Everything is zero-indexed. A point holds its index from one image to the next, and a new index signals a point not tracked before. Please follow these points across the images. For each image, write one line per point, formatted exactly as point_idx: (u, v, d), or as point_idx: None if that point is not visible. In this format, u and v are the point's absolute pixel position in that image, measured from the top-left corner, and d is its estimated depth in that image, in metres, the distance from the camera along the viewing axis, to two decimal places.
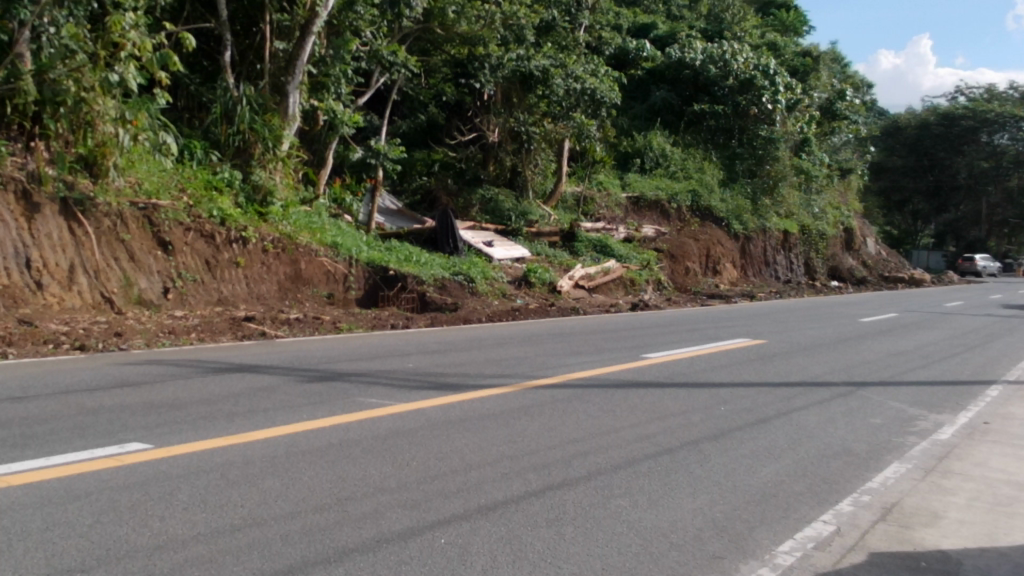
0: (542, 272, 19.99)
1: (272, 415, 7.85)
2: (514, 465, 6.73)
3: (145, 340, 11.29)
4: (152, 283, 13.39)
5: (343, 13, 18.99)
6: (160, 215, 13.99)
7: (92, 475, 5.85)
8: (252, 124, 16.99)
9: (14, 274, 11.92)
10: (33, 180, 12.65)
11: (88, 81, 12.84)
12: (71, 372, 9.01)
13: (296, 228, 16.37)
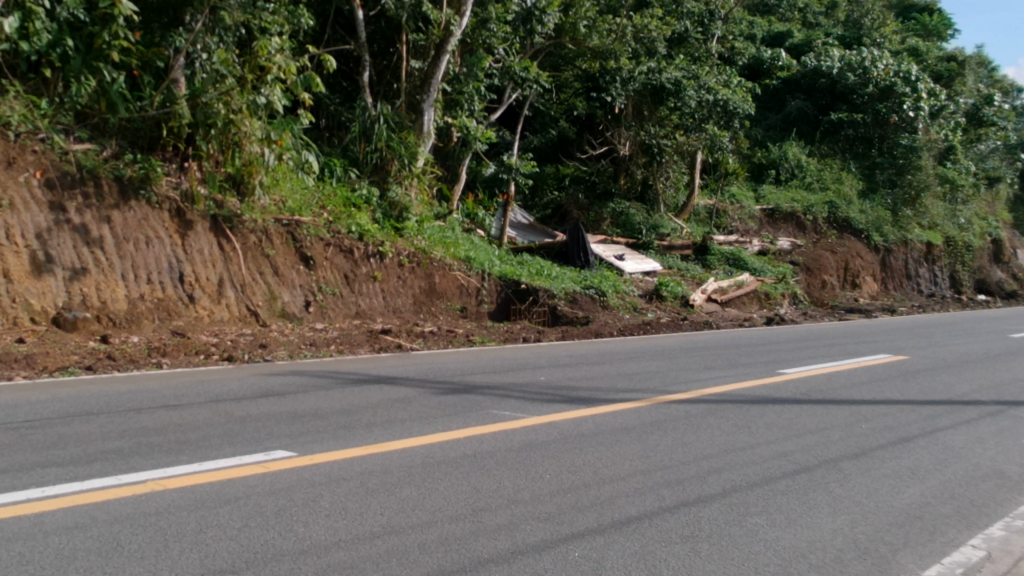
0: (674, 287, 19.81)
1: (409, 426, 8.04)
2: (648, 481, 6.69)
3: (289, 351, 11.73)
4: (295, 297, 13.88)
5: (476, 31, 19.30)
6: (302, 230, 14.53)
7: (241, 480, 6.12)
8: (389, 142, 17.44)
9: (169, 288, 12.57)
10: (186, 199, 13.34)
11: (236, 104, 13.08)
12: (221, 382, 9.44)
13: (431, 242, 16.70)
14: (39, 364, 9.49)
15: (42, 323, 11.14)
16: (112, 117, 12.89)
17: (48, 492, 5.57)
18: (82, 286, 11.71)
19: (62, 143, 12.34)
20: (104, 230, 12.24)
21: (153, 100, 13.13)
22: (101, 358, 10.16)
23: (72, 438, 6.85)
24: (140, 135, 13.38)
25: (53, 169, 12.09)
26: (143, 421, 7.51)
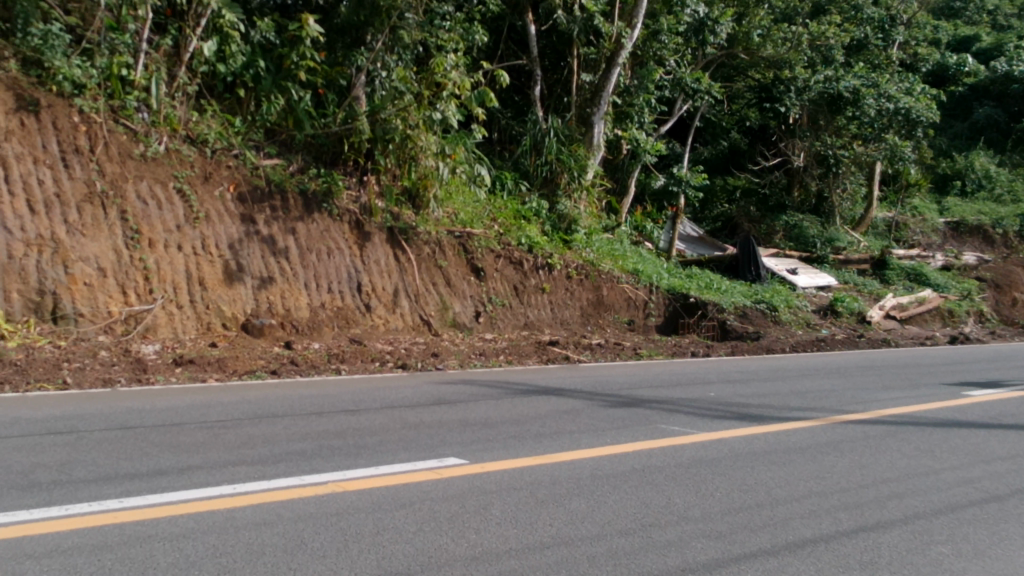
0: (850, 303, 19.11)
1: (578, 438, 8.06)
2: (823, 503, 6.47)
3: (459, 360, 12.00)
4: (466, 307, 14.18)
5: (647, 43, 19.24)
6: (474, 242, 14.83)
7: (416, 485, 6.28)
8: (559, 154, 17.66)
9: (347, 297, 13.05)
10: (365, 212, 13.88)
11: (414, 120, 13.52)
12: (396, 389, 9.74)
13: (599, 255, 16.72)
14: (230, 367, 10.03)
15: (232, 328, 11.79)
16: (298, 133, 13.58)
17: (239, 490, 5.88)
18: (269, 294, 12.29)
19: (252, 159, 13.07)
20: (289, 241, 12.83)
21: (336, 117, 13.69)
22: (285, 363, 10.65)
23: (260, 438, 7.21)
24: (324, 150, 13.96)
25: (245, 183, 12.82)
26: (324, 425, 7.83)
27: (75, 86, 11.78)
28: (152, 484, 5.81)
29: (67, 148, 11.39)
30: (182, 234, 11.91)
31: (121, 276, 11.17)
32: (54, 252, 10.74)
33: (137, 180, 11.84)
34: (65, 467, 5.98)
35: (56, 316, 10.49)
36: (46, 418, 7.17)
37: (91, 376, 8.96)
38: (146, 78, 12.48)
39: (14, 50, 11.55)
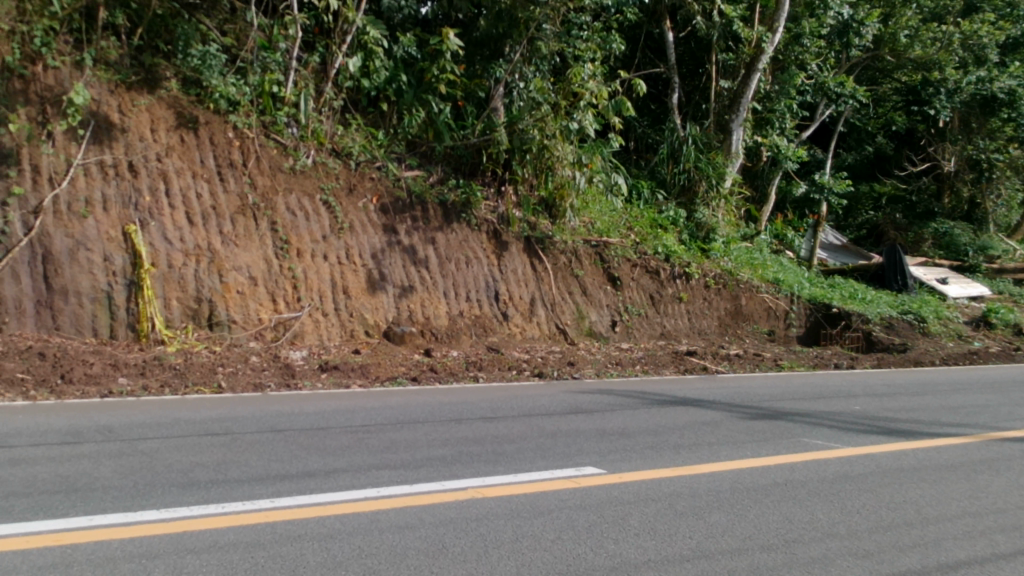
0: (1005, 314, 18.18)
1: (717, 449, 7.94)
2: (978, 524, 6.17)
3: (595, 369, 12.00)
4: (602, 316, 14.16)
5: (789, 47, 18.72)
6: (610, 251, 14.82)
7: (554, 494, 6.31)
8: (697, 163, 17.49)
9: (485, 305, 13.22)
10: (502, 222, 14.04)
11: (551, 129, 13.58)
12: (533, 397, 9.80)
13: (738, 264, 16.41)
14: (373, 374, 10.32)
15: (374, 336, 12.09)
16: (438, 145, 13.90)
17: (383, 493, 6.03)
18: (409, 302, 12.55)
19: (394, 171, 13.42)
20: (429, 250, 13.10)
21: (475, 129, 14.01)
22: (425, 370, 10.86)
23: (402, 444, 7.37)
24: (463, 162, 14.24)
25: (387, 195, 13.18)
26: (463, 432, 7.96)
27: (229, 103, 12.38)
28: (301, 486, 6.02)
29: (222, 162, 11.95)
30: (328, 244, 12.31)
31: (271, 284, 11.59)
32: (210, 262, 11.26)
33: (287, 193, 12.31)
34: (222, 466, 6.27)
35: (211, 322, 10.98)
36: (203, 420, 7.53)
37: (244, 380, 9.36)
38: (295, 94, 12.99)
39: (176, 70, 12.23)
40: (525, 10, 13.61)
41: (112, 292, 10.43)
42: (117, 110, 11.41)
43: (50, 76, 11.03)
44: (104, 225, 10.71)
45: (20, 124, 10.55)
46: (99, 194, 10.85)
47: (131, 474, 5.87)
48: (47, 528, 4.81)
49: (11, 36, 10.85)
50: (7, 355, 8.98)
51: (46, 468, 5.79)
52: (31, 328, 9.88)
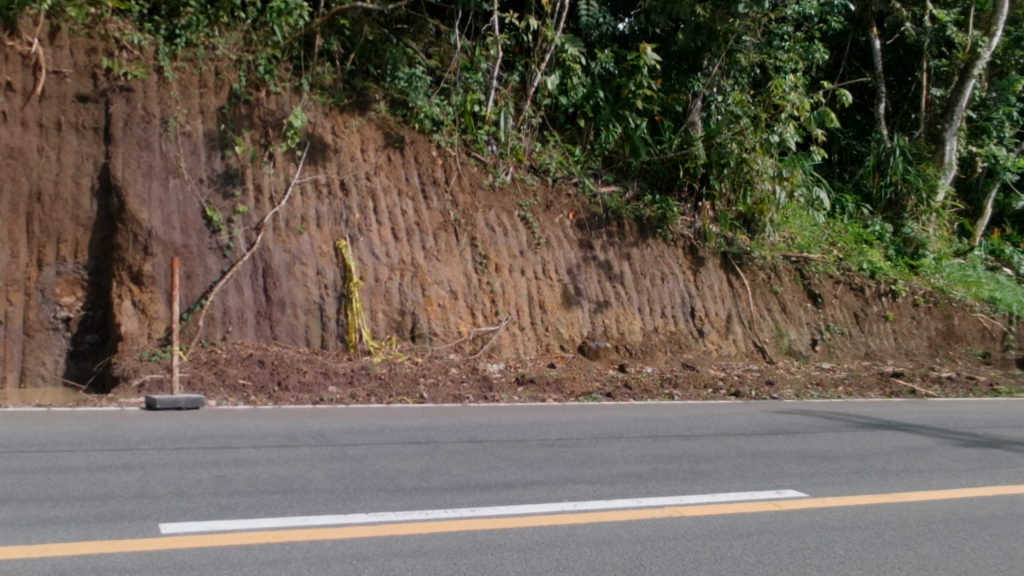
0: None
1: (928, 477, 7.52)
2: None
3: (795, 390, 11.59)
4: (802, 334, 13.73)
5: (1008, 51, 17.72)
6: (811, 267, 14.36)
7: (754, 516, 6.15)
8: (906, 175, 16.68)
9: (680, 322, 13.05)
10: (699, 237, 13.83)
11: (750, 143, 13.25)
12: (731, 416, 9.60)
13: (951, 281, 15.51)
14: (568, 389, 10.38)
15: (570, 350, 12.17)
16: (635, 160, 13.93)
17: (580, 507, 6.06)
18: (604, 317, 12.56)
19: (591, 187, 13.52)
20: (624, 265, 13.09)
21: (672, 143, 13.97)
22: (619, 386, 10.81)
23: (599, 458, 7.39)
24: (659, 176, 14.23)
25: (583, 210, 13.28)
26: (659, 449, 7.88)
27: (433, 123, 12.82)
28: (500, 496, 6.14)
29: (426, 180, 12.37)
30: (525, 259, 12.51)
31: (470, 298, 11.89)
32: (413, 276, 11.67)
33: (486, 209, 12.60)
34: (425, 474, 6.47)
35: (414, 333, 11.35)
36: (407, 428, 7.81)
37: (444, 392, 9.63)
38: (495, 113, 13.31)
39: (384, 93, 12.79)
40: (724, 22, 13.60)
41: (323, 304, 10.99)
42: (331, 132, 12.04)
43: (272, 101, 11.80)
44: (318, 240, 11.32)
45: (246, 146, 11.32)
46: (313, 212, 11.48)
47: (342, 478, 6.16)
48: (268, 525, 5.11)
49: (239, 64, 11.71)
50: (230, 362, 9.64)
51: (266, 469, 6.16)
52: (251, 337, 10.54)
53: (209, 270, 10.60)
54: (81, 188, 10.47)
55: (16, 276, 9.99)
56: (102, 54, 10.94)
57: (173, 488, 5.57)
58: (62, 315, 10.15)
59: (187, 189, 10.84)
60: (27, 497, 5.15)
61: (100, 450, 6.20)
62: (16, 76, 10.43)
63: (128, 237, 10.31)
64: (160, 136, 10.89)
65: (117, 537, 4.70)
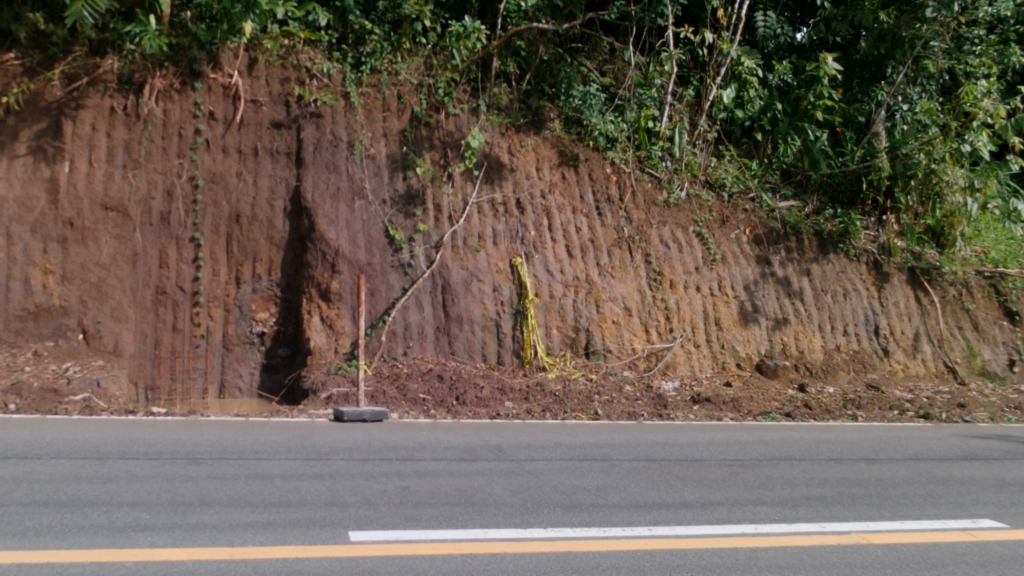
0: None
1: None
2: None
3: (990, 413, 10.89)
4: (998, 354, 12.83)
5: None
6: (1008, 283, 13.48)
7: (949, 546, 5.83)
8: None
9: (864, 340, 12.50)
10: (883, 252, 13.25)
11: (938, 153, 12.74)
12: (920, 440, 9.14)
13: None
14: (745, 408, 10.14)
15: (747, 368, 11.85)
16: (814, 173, 13.59)
17: (761, 530, 5.91)
18: (783, 335, 12.19)
19: (768, 202, 13.22)
20: (804, 282, 12.69)
21: (854, 155, 13.53)
22: (799, 406, 10.47)
23: (779, 480, 7.18)
24: (841, 190, 13.83)
25: (761, 226, 12.98)
26: (844, 472, 7.59)
27: (608, 140, 12.90)
28: (678, 516, 6.06)
29: (600, 197, 12.42)
30: (700, 275, 12.31)
31: (645, 315, 11.78)
32: (588, 293, 11.68)
33: (661, 225, 12.50)
34: (602, 492, 6.46)
35: (588, 350, 11.34)
36: (584, 445, 7.83)
37: (619, 409, 9.60)
38: (669, 129, 13.28)
39: (559, 111, 12.93)
40: (910, 28, 13.12)
41: (500, 320, 11.15)
42: (508, 151, 12.28)
43: (451, 122, 12.14)
44: (495, 258, 11.54)
45: (426, 167, 11.70)
46: (490, 230, 11.71)
47: (521, 493, 6.23)
48: (450, 537, 5.22)
49: (420, 88, 12.13)
50: (411, 377, 9.94)
51: (447, 482, 6.31)
52: (431, 352, 10.81)
53: (392, 287, 10.98)
54: (275, 210, 11.07)
55: (217, 292, 10.66)
56: (295, 83, 11.61)
57: (361, 497, 5.78)
58: (258, 330, 10.73)
59: (371, 210, 11.28)
60: (230, 502, 5.45)
61: (294, 459, 6.51)
62: (218, 106, 11.22)
63: (317, 255, 10.80)
64: (347, 159, 11.39)
65: (310, 543, 4.91)
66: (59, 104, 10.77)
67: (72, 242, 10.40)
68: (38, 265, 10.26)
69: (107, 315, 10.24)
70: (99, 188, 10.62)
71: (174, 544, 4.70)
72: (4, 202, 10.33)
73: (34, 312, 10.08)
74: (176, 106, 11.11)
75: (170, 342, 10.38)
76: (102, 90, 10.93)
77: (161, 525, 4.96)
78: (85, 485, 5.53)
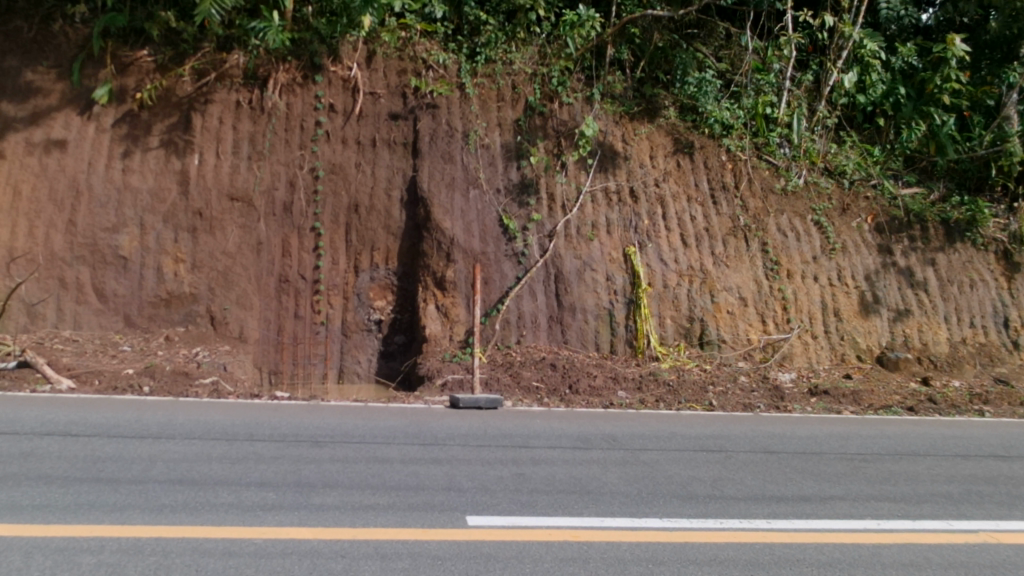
0: None
1: None
2: None
3: None
4: None
5: None
6: None
7: None
8: None
9: (991, 333, 11.91)
10: (1015, 242, 12.53)
11: None
12: None
13: None
14: (866, 401, 9.86)
15: (867, 361, 11.45)
16: (941, 159, 13.04)
17: (884, 526, 5.75)
18: (905, 327, 11.75)
19: (891, 189, 12.79)
20: (928, 272, 12.20)
21: (983, 140, 12.96)
22: (922, 400, 10.12)
23: (903, 476, 6.97)
24: (969, 176, 13.19)
25: (883, 214, 12.56)
26: (971, 469, 7.32)
27: (723, 127, 12.69)
28: (797, 510, 5.96)
29: (716, 185, 12.25)
30: (819, 265, 11.99)
31: (761, 305, 11.54)
32: (702, 282, 11.53)
33: (778, 213, 12.25)
34: (718, 483, 6.39)
35: (703, 340, 11.19)
36: (699, 435, 7.75)
37: (734, 400, 9.46)
38: (788, 115, 13.03)
39: (674, 99, 12.84)
40: None
41: (613, 310, 11.10)
42: (622, 139, 12.23)
43: (565, 111, 12.16)
44: (608, 247, 11.50)
45: (539, 156, 11.75)
46: (604, 219, 11.68)
47: (636, 482, 6.21)
48: (566, 524, 5.24)
49: (534, 77, 12.18)
50: (525, 365, 10.01)
51: (562, 470, 6.34)
52: (544, 341, 10.85)
53: (505, 276, 11.07)
54: (392, 200, 11.26)
55: (336, 281, 10.92)
56: (412, 74, 11.82)
57: (478, 483, 5.86)
58: (375, 318, 10.92)
59: (486, 199, 11.38)
60: (352, 484, 5.59)
61: (412, 444, 6.63)
62: (337, 98, 11.55)
63: (432, 245, 10.95)
64: (462, 149, 11.52)
65: (429, 526, 5.00)
66: (189, 99, 11.33)
67: (201, 231, 10.82)
68: (170, 254, 10.70)
69: (233, 303, 10.61)
70: (226, 179, 11.04)
71: (300, 524, 4.86)
72: (139, 193, 10.86)
73: (167, 299, 10.54)
74: (298, 99, 11.48)
75: (292, 328, 10.68)
76: (229, 86, 11.42)
77: (287, 506, 5.13)
78: (216, 465, 5.75)
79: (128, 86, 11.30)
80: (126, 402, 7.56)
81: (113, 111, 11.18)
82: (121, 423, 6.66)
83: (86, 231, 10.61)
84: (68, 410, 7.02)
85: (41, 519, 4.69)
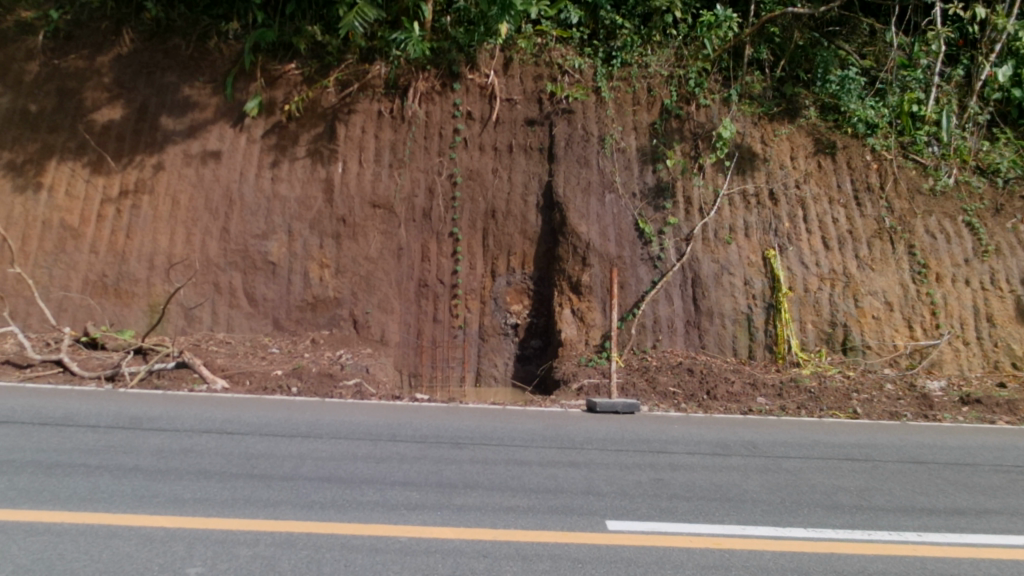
0: None
1: None
2: None
3: None
4: None
5: None
6: None
7: None
8: None
9: None
10: None
11: None
12: None
13: None
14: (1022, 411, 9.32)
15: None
16: None
17: None
18: None
19: None
20: None
21: None
22: None
23: None
24: None
25: None
26: None
27: (868, 126, 12.29)
28: (951, 523, 5.71)
29: (859, 186, 11.86)
30: (971, 267, 11.38)
31: (909, 310, 11.08)
32: (845, 286, 11.18)
33: (927, 215, 11.72)
34: (865, 493, 6.19)
35: (846, 346, 10.83)
36: (843, 444, 7.53)
37: (880, 408, 9.14)
38: (937, 112, 12.53)
39: (815, 97, 12.55)
40: None
41: (752, 314, 10.88)
42: (760, 140, 12.00)
43: (702, 113, 12.02)
44: (746, 250, 11.29)
45: (676, 159, 11.65)
46: (742, 222, 11.47)
47: (779, 490, 6.07)
48: (708, 532, 5.18)
49: (670, 79, 12.10)
50: (661, 370, 9.93)
51: (702, 476, 6.25)
52: (681, 346, 10.73)
53: (641, 280, 11.01)
54: (528, 205, 11.35)
55: (473, 285, 11.07)
56: (548, 80, 11.94)
57: (617, 487, 5.85)
58: (511, 322, 10.99)
59: (622, 203, 11.34)
60: (493, 486, 5.67)
61: (550, 447, 6.67)
62: (475, 105, 11.75)
63: (568, 249, 10.99)
64: (598, 153, 11.53)
65: (570, 530, 5.02)
66: (333, 109, 11.74)
67: (345, 237, 11.16)
68: (316, 259, 11.08)
69: (375, 306, 10.89)
70: (368, 187, 11.36)
71: (444, 523, 4.95)
72: (287, 201, 11.29)
73: (313, 303, 10.90)
74: (437, 107, 11.74)
75: (431, 332, 10.86)
76: (371, 95, 11.79)
77: (431, 505, 5.23)
78: (362, 464, 5.91)
79: (277, 98, 11.79)
80: (277, 402, 7.87)
81: (263, 122, 11.68)
82: (274, 422, 6.93)
83: (238, 238, 11.09)
84: (224, 409, 7.35)
85: (202, 512, 4.93)
